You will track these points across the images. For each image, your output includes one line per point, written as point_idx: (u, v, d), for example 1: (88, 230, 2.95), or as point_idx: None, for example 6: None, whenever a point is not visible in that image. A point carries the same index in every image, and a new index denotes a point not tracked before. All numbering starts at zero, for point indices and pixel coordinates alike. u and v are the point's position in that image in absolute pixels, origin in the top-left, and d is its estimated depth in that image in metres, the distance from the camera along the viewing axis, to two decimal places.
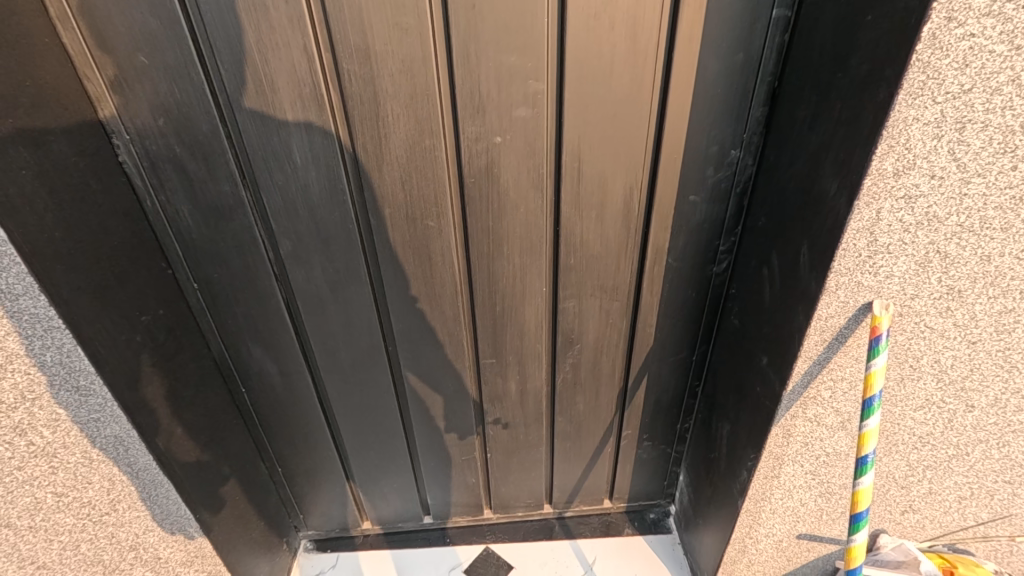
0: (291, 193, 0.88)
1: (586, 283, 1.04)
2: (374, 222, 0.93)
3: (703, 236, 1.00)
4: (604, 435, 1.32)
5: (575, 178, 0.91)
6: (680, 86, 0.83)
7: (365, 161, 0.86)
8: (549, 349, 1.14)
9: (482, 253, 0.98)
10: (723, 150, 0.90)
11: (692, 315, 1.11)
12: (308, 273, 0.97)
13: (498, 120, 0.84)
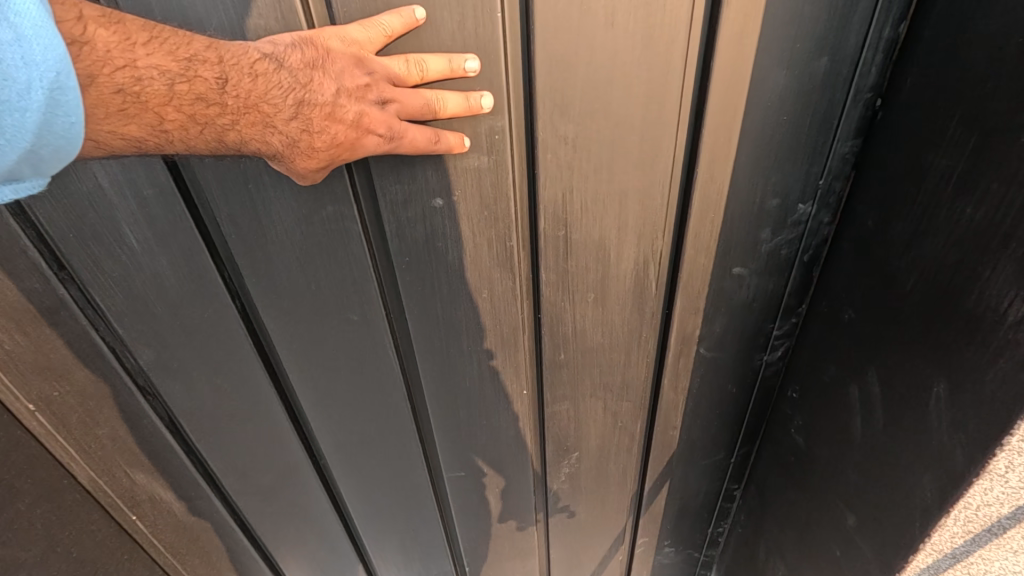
0: (135, 289, 0.59)
1: (584, 382, 0.74)
2: (267, 318, 0.63)
3: (751, 319, 0.69)
4: (613, 544, 1.03)
5: (562, 252, 0.60)
6: (726, 114, 0.52)
7: (239, 240, 0.57)
8: (538, 456, 0.85)
9: (434, 349, 0.69)
10: (787, 205, 0.59)
11: (730, 413, 0.81)
12: (184, 387, 0.69)
13: (438, 176, 0.54)
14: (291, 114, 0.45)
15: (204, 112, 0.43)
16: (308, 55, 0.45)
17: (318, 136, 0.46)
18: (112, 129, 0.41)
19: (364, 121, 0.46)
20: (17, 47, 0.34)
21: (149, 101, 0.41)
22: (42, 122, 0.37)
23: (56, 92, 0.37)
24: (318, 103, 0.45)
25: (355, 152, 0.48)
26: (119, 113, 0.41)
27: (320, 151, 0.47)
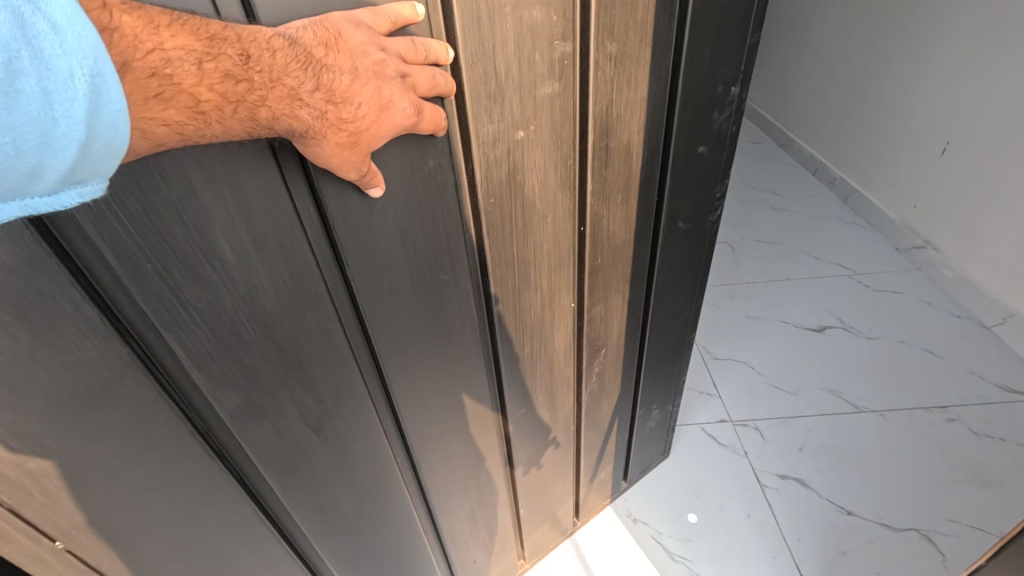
0: (224, 315, 0.48)
1: (612, 280, 0.86)
2: (364, 306, 0.58)
3: (707, 189, 0.90)
4: (622, 424, 1.20)
5: (604, 161, 0.71)
6: (699, 21, 0.68)
7: (346, 218, 0.51)
8: (576, 367, 0.94)
9: (508, 288, 0.72)
10: (727, 89, 0.79)
11: (694, 274, 1.03)
12: (267, 430, 0.58)
13: (520, 108, 0.58)
14: (316, 85, 0.37)
15: (236, 92, 0.33)
16: (320, 33, 0.37)
17: (348, 112, 0.39)
18: (152, 117, 0.31)
19: (384, 97, 0.40)
20: (54, 35, 0.26)
21: (184, 82, 0.32)
22: (88, 112, 0.28)
23: (98, 78, 0.28)
24: (340, 72, 0.38)
25: (380, 134, 0.41)
26: (153, 99, 0.31)
27: (346, 134, 0.39)
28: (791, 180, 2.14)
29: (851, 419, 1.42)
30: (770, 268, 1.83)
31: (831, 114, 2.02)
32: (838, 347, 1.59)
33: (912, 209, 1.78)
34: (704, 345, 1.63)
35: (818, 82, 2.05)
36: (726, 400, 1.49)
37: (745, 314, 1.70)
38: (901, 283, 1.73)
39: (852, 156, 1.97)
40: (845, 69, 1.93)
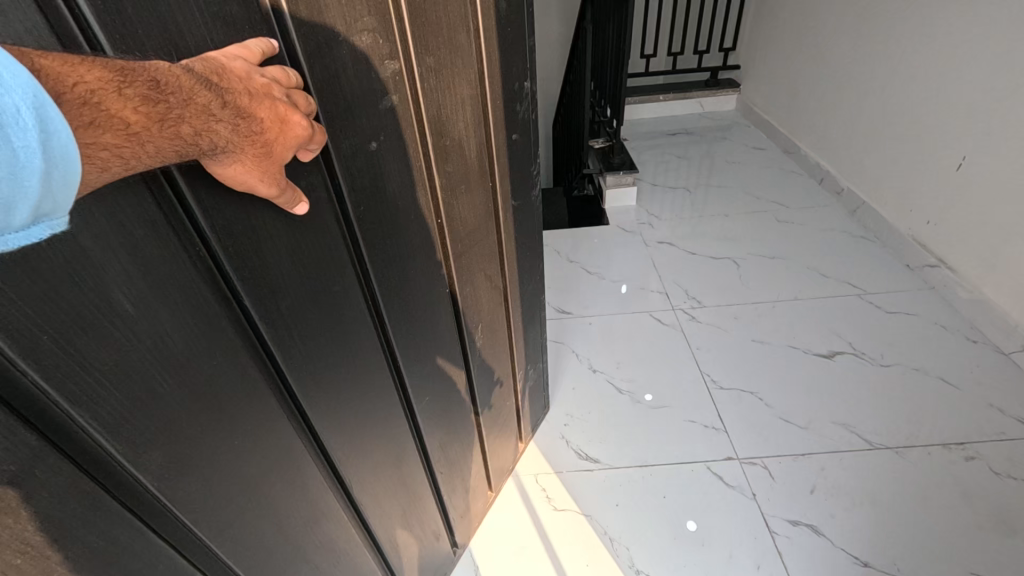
0: (135, 373, 0.47)
1: (473, 262, 0.98)
2: (269, 332, 0.60)
3: (524, 168, 1.06)
4: (512, 390, 1.31)
5: (444, 159, 0.81)
6: (489, 35, 0.82)
7: (239, 249, 0.53)
8: (460, 345, 1.03)
9: (390, 285, 0.78)
10: (520, 85, 0.95)
11: (529, 241, 1.19)
12: (199, 489, 0.56)
13: (369, 119, 0.65)
14: (224, 101, 0.42)
15: (157, 112, 0.38)
16: (214, 64, 0.43)
17: (255, 123, 0.45)
18: (88, 143, 0.35)
19: (285, 110, 0.47)
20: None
21: (112, 109, 0.36)
22: (41, 142, 0.31)
23: (43, 111, 0.31)
24: (241, 88, 0.44)
25: (285, 143, 0.48)
26: (87, 124, 0.35)
27: (257, 143, 0.46)
28: (799, 189, 2.31)
29: (867, 455, 1.30)
30: (770, 291, 1.79)
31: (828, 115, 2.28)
32: (851, 372, 1.50)
33: (908, 213, 1.84)
34: (707, 370, 1.55)
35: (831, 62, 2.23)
36: (734, 437, 1.37)
37: (751, 338, 1.64)
38: (925, 339, 1.55)
39: (846, 157, 2.18)
40: (826, 82, 2.30)
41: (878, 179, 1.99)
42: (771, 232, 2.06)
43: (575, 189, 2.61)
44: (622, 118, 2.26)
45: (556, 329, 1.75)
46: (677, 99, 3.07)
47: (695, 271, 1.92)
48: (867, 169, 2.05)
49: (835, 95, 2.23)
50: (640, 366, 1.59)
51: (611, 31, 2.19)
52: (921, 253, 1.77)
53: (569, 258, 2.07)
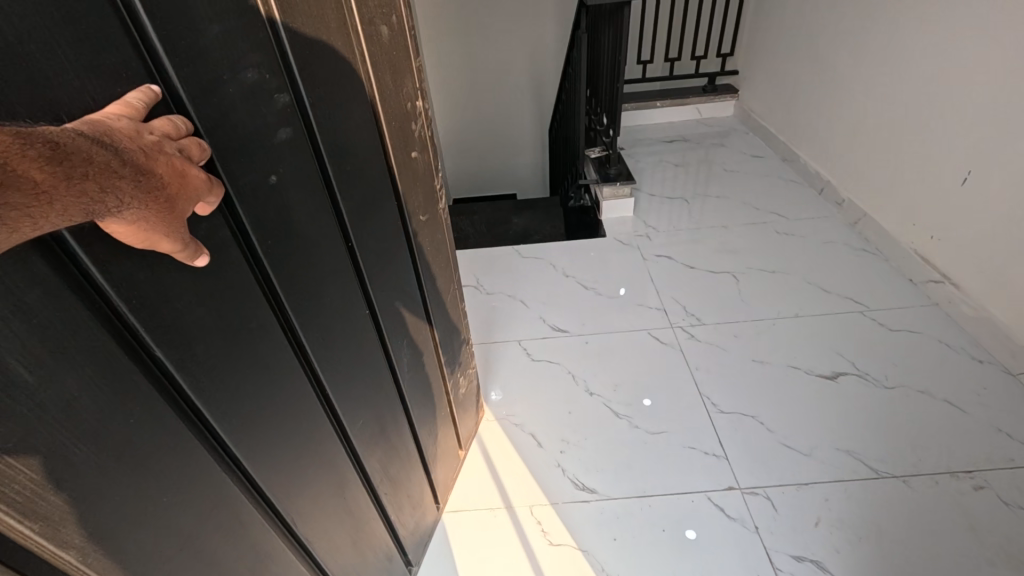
0: (36, 449, 0.42)
1: (387, 284, 0.96)
2: (189, 385, 0.56)
3: (426, 184, 1.05)
4: (442, 407, 1.28)
5: (347, 185, 0.78)
6: (375, 59, 0.80)
7: (148, 300, 0.49)
8: (386, 365, 0.99)
9: (308, 319, 0.75)
10: (412, 105, 0.94)
11: (439, 254, 1.18)
12: (125, 566, 0.52)
13: (265, 156, 0.61)
14: (121, 158, 0.39)
15: (59, 173, 0.35)
16: (103, 122, 0.40)
17: (161, 178, 0.42)
18: None
19: (181, 162, 0.45)
20: None
21: (16, 170, 0.32)
22: None
23: None
24: (136, 145, 0.41)
25: (190, 196, 0.45)
26: None
27: (164, 197, 0.42)
28: (800, 199, 2.36)
29: (871, 485, 1.28)
30: (770, 307, 1.81)
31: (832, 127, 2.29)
32: (851, 393, 1.50)
33: (911, 226, 1.88)
34: (707, 393, 1.54)
35: (835, 74, 2.26)
36: (735, 463, 1.35)
37: (751, 359, 1.63)
38: (929, 350, 1.58)
39: (852, 172, 2.18)
40: (831, 92, 2.29)
41: (878, 192, 2.04)
42: (770, 241, 2.13)
43: (572, 200, 2.59)
44: (618, 131, 2.25)
45: (555, 348, 1.75)
46: (675, 105, 3.12)
47: (696, 287, 1.93)
48: (869, 180, 2.09)
49: (836, 104, 2.26)
50: (640, 390, 1.58)
51: (605, 40, 2.16)
52: (925, 268, 1.80)
53: (564, 272, 2.08)
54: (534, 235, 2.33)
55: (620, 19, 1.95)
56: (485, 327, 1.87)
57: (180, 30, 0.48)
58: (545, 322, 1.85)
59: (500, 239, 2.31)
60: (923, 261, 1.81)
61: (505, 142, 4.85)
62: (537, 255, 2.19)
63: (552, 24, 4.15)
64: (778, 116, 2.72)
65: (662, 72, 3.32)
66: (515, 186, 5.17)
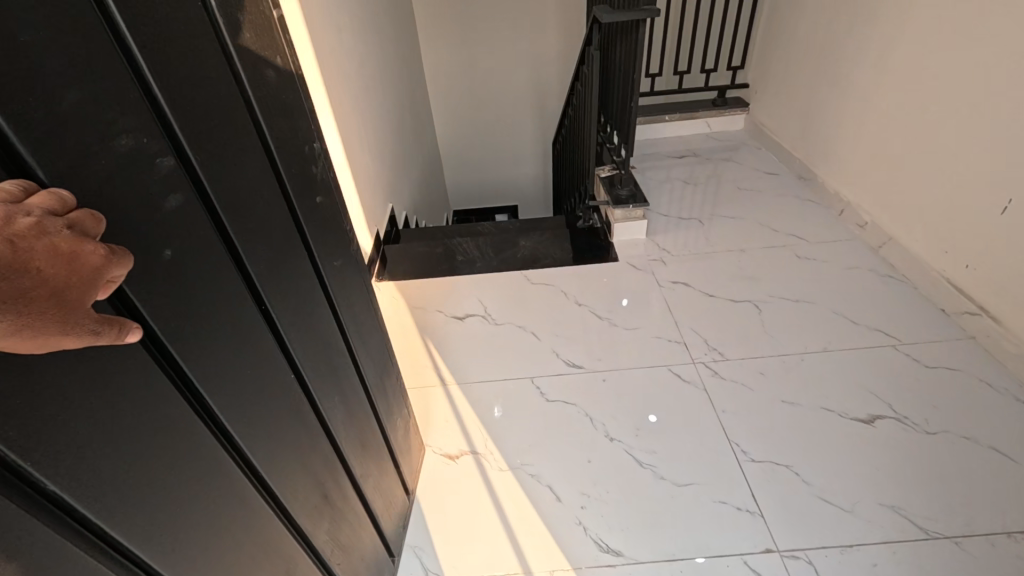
0: None
1: (312, 343, 0.87)
2: (87, 509, 0.48)
3: (337, 227, 0.96)
4: (383, 462, 1.19)
5: (253, 244, 0.70)
6: (264, 106, 0.73)
7: (22, 428, 0.42)
8: (323, 429, 0.90)
9: (231, 399, 0.66)
10: (311, 148, 0.86)
11: (361, 298, 1.08)
12: None
13: (153, 229, 0.53)
14: None
15: None
16: None
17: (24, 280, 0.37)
18: None
19: (66, 245, 0.40)
20: None
21: None
22: None
23: None
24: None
25: (76, 285, 0.41)
26: None
27: (36, 299, 0.38)
28: (818, 221, 2.26)
29: (920, 549, 1.19)
30: (796, 340, 1.71)
31: (852, 145, 2.21)
32: (891, 439, 1.40)
33: (941, 253, 1.79)
34: (736, 439, 1.44)
35: (854, 91, 2.18)
36: (771, 521, 1.26)
37: (779, 400, 1.53)
38: (965, 390, 1.49)
39: (875, 193, 2.09)
40: (851, 109, 2.21)
41: (903, 214, 1.95)
42: (790, 266, 2.04)
43: (580, 220, 2.50)
44: (632, 154, 2.17)
45: (572, 386, 1.65)
46: (685, 120, 3.04)
47: (716, 317, 1.84)
48: (892, 203, 2.00)
49: (856, 123, 2.18)
50: (664, 436, 1.48)
51: (616, 56, 2.08)
52: (959, 298, 1.70)
53: (577, 301, 1.98)
54: (543, 260, 2.23)
55: (635, 41, 1.86)
56: (494, 361, 1.77)
57: (30, 101, 0.41)
58: (560, 357, 1.75)
59: (507, 265, 2.22)
60: (957, 290, 1.72)
61: (506, 155, 4.76)
62: (547, 281, 2.10)
63: (556, 37, 4.07)
64: (794, 132, 2.63)
65: (672, 86, 3.24)
66: (517, 199, 5.09)
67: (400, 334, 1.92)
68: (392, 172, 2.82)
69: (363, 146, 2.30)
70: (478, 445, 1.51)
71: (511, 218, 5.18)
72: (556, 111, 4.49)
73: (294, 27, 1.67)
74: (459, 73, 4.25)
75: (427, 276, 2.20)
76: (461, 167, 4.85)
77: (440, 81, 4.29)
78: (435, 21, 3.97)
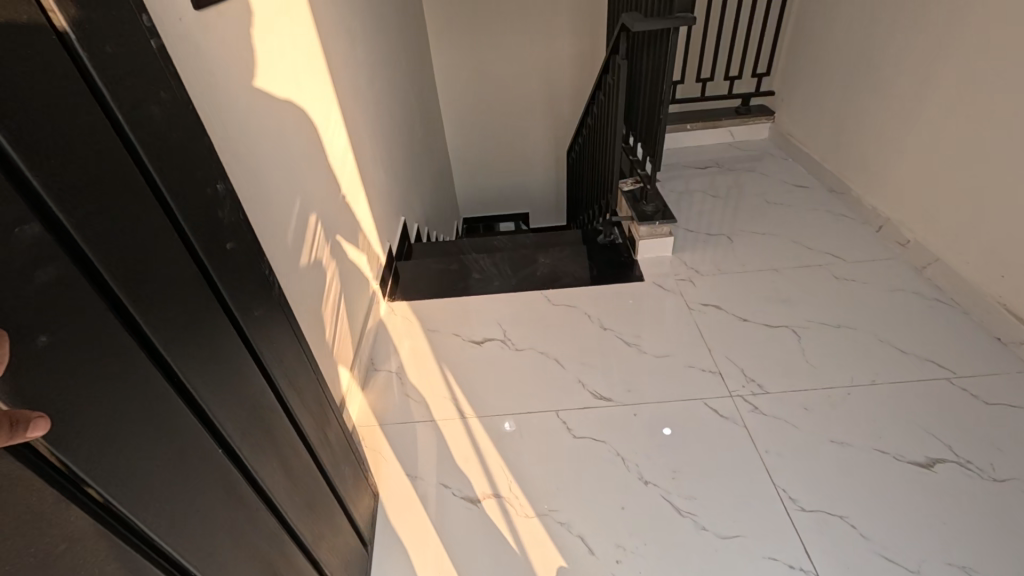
0: None
1: (243, 418, 0.74)
2: None
3: (257, 273, 0.80)
4: (336, 523, 1.06)
5: (155, 317, 0.58)
6: (149, 145, 0.59)
7: None
8: (263, 505, 0.78)
9: (149, 498, 0.55)
10: (215, 188, 0.71)
11: (296, 347, 0.92)
12: None
13: (19, 314, 0.43)
14: None
15: None
16: None
17: None
18: None
19: None
20: None
21: None
22: None
23: None
24: None
25: None
26: None
27: None
28: (854, 238, 2.14)
29: None
30: (840, 372, 1.60)
31: (891, 159, 2.10)
32: (954, 487, 1.30)
33: (996, 278, 1.67)
34: (781, 483, 1.34)
35: (895, 102, 2.06)
36: None
37: (830, 440, 1.42)
38: None
39: (917, 210, 1.98)
40: (890, 120, 2.10)
41: (950, 233, 1.83)
42: (827, 288, 1.92)
43: (599, 234, 2.39)
44: (659, 169, 2.07)
45: (602, 423, 1.53)
46: (707, 129, 2.93)
47: (752, 345, 1.72)
48: (936, 221, 1.89)
49: (896, 135, 2.06)
50: (704, 480, 1.37)
51: (643, 65, 1.96)
52: (1017, 327, 1.59)
53: (602, 324, 1.87)
54: (564, 278, 2.13)
55: (665, 52, 1.75)
56: (514, 391, 1.66)
57: None
58: (586, 388, 1.64)
59: (526, 283, 2.12)
60: (1014, 317, 1.61)
61: (516, 162, 4.66)
62: (568, 302, 1.99)
63: (570, 43, 3.98)
64: (824, 143, 2.52)
65: (693, 93, 3.13)
66: (528, 206, 4.99)
67: (414, 361, 1.81)
68: (404, 182, 2.73)
69: (376, 158, 2.21)
70: (502, 488, 1.40)
71: (522, 225, 5.08)
72: (570, 117, 4.39)
73: (307, 36, 1.58)
74: (470, 79, 4.15)
75: (443, 295, 2.10)
76: (471, 173, 4.76)
77: (451, 86, 4.20)
78: (448, 25, 3.88)
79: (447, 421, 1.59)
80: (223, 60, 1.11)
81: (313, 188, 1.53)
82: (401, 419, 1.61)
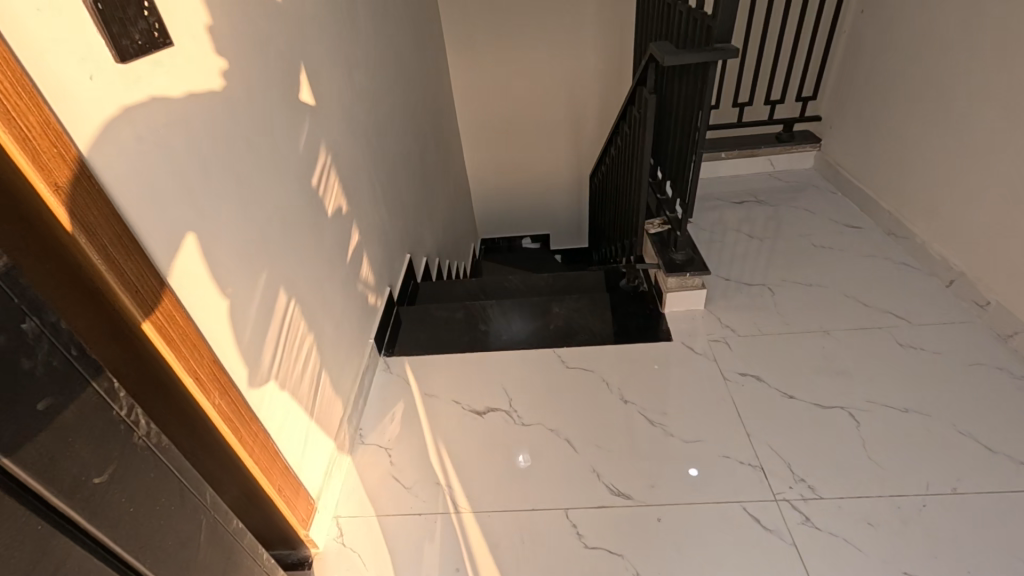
0: None
1: None
2: None
3: (97, 423, 0.64)
4: None
5: None
6: None
7: None
8: None
9: None
10: (14, 331, 0.55)
11: (175, 491, 0.77)
12: None
13: None
14: None
15: None
16: None
17: None
18: None
19: None
20: None
21: None
22: None
23: None
24: None
25: None
26: None
27: None
28: (920, 293, 1.85)
29: None
30: (912, 476, 1.32)
31: (965, 204, 1.80)
32: None
33: None
34: None
35: (971, 139, 1.76)
36: None
37: (902, 571, 1.15)
38: None
39: (998, 266, 1.68)
40: (963, 159, 1.80)
41: None
42: (890, 358, 1.63)
43: (623, 280, 2.14)
44: (690, 214, 1.82)
45: (620, 531, 1.29)
46: (745, 157, 2.65)
47: (802, 433, 1.45)
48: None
49: (971, 176, 1.77)
50: None
51: (673, 97, 1.73)
52: None
53: (622, 396, 1.63)
54: (581, 334, 1.89)
55: (699, 88, 1.52)
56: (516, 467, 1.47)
57: None
58: (602, 481, 1.40)
59: (538, 339, 1.89)
60: None
61: (537, 182, 4.45)
62: (585, 365, 1.76)
63: (596, 60, 3.76)
64: (880, 177, 2.23)
65: (728, 117, 2.86)
66: (549, 227, 4.78)
67: (409, 433, 1.60)
68: (411, 215, 2.53)
69: (376, 196, 2.02)
70: None
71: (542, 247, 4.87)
72: (595, 136, 4.16)
73: (291, 74, 1.40)
74: (490, 97, 3.96)
75: (445, 351, 1.88)
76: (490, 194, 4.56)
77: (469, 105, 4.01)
78: (466, 43, 3.71)
79: (437, 516, 1.38)
80: (173, 118, 0.93)
81: (292, 247, 1.34)
82: (385, 511, 1.41)
